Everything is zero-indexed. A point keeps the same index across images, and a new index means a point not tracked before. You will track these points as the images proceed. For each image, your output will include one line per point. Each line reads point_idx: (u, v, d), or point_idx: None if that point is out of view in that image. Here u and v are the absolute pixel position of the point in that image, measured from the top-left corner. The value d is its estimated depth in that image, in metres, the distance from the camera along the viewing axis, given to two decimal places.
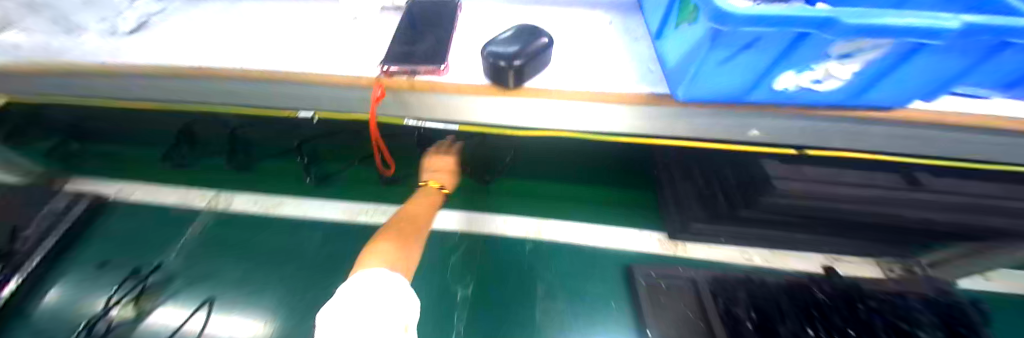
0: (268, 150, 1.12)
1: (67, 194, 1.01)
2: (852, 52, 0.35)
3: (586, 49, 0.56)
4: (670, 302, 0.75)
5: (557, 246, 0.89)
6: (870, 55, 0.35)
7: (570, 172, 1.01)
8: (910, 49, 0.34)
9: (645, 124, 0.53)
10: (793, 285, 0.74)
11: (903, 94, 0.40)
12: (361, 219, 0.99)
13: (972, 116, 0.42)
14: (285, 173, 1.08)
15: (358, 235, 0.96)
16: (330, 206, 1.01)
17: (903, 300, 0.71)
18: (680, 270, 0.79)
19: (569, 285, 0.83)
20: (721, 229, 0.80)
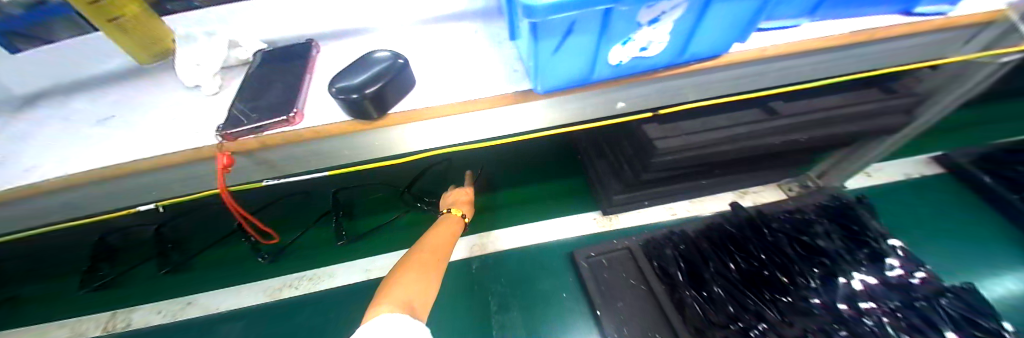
0: (201, 241, 1.00)
1: None
2: (656, 17, 0.38)
3: (452, 61, 0.55)
4: (612, 275, 0.77)
5: (502, 255, 0.90)
6: (673, 16, 0.38)
7: (502, 181, 1.02)
8: (702, 2, 0.37)
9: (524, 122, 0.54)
10: (708, 226, 0.78)
11: (720, 41, 0.43)
12: (287, 294, 0.90)
13: (787, 44, 0.46)
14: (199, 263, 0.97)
15: (289, 310, 0.88)
16: (249, 290, 0.91)
17: (802, 214, 0.76)
18: (615, 243, 0.82)
19: (522, 291, 0.83)
20: (639, 195, 0.84)
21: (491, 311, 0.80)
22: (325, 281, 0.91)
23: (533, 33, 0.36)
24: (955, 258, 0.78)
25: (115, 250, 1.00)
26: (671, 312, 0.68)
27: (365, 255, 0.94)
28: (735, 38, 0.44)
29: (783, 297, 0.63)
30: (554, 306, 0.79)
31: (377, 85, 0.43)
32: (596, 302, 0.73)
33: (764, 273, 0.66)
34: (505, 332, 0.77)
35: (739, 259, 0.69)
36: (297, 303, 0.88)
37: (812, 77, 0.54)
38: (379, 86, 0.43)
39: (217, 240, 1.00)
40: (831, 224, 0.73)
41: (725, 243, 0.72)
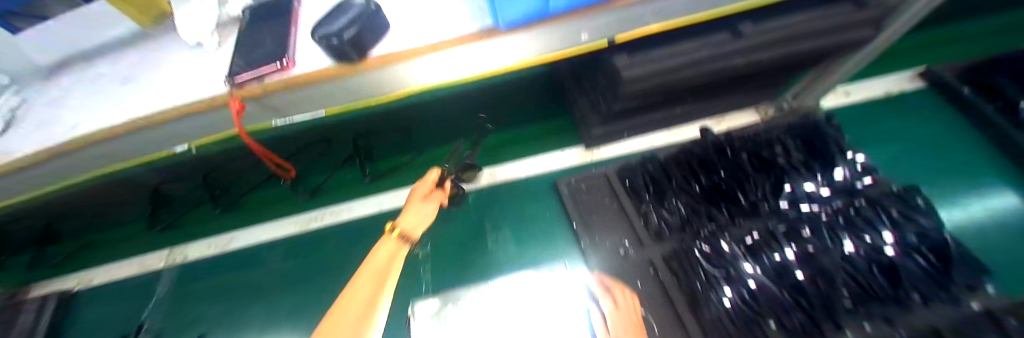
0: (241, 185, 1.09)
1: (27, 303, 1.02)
2: None
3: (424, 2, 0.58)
4: (591, 197, 0.89)
5: (495, 188, 1.01)
6: None
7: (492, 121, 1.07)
8: None
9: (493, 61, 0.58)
10: (678, 152, 0.84)
11: None
12: (315, 225, 1.05)
13: None
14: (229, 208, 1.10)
15: (317, 238, 1.03)
16: (281, 225, 1.07)
17: (767, 133, 0.80)
18: (594, 171, 0.93)
19: (511, 216, 0.95)
20: (616, 127, 0.89)
21: (488, 231, 0.94)
22: (344, 214, 1.04)
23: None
24: (918, 170, 0.82)
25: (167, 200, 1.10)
26: (637, 222, 0.80)
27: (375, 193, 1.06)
28: None
29: (733, 205, 0.73)
30: (540, 226, 0.92)
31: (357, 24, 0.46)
32: (574, 218, 0.87)
33: (722, 187, 0.75)
34: (500, 246, 0.91)
35: (701, 176, 0.77)
36: (322, 233, 1.03)
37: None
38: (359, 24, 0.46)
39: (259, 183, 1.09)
40: (794, 140, 0.78)
41: (690, 163, 0.80)
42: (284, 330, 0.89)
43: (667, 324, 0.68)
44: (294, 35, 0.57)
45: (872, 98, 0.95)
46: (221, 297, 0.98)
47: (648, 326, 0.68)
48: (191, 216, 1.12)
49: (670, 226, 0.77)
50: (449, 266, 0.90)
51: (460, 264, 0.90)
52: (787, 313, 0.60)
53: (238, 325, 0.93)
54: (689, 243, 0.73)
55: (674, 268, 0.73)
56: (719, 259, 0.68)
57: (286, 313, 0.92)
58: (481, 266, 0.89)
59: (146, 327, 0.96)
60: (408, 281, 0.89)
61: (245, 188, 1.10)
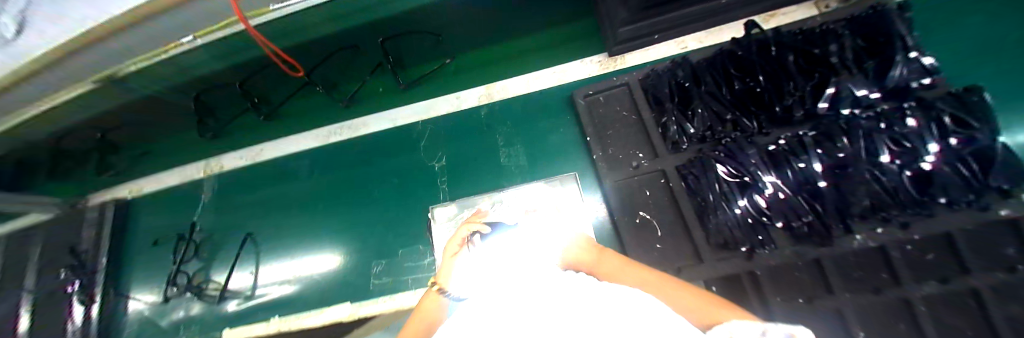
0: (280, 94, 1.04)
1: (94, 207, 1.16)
2: None
3: None
4: (607, 110, 0.83)
5: (508, 102, 0.97)
6: None
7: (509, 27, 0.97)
8: None
9: None
10: (716, 53, 0.75)
11: None
12: (334, 139, 1.08)
13: None
14: (253, 123, 1.12)
15: (335, 152, 1.06)
16: (302, 139, 1.10)
17: (824, 28, 0.70)
18: (614, 80, 0.84)
19: (523, 130, 0.93)
20: (646, 25, 0.80)
21: (500, 143, 0.93)
22: (362, 129, 1.06)
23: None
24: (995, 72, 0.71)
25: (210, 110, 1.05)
26: (655, 133, 0.75)
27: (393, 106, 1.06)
28: None
29: (764, 112, 0.68)
30: (554, 139, 0.90)
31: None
32: (588, 131, 0.82)
33: (757, 92, 0.68)
34: (514, 161, 0.90)
35: (735, 81, 0.70)
36: (340, 147, 1.06)
37: None
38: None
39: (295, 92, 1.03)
40: (853, 35, 0.68)
41: (725, 67, 0.72)
42: (315, 234, 0.98)
43: (672, 231, 0.70)
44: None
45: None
46: (257, 204, 1.07)
47: (653, 231, 0.71)
48: (233, 125, 1.12)
49: (689, 137, 0.72)
50: (462, 180, 0.92)
51: (473, 175, 0.92)
52: (794, 218, 0.62)
53: (276, 228, 1.02)
54: (708, 153, 0.70)
55: (686, 178, 0.71)
56: (739, 168, 0.65)
57: (316, 219, 1.00)
58: (493, 179, 0.90)
59: (198, 227, 1.09)
60: (424, 191, 0.93)
61: (284, 97, 1.05)
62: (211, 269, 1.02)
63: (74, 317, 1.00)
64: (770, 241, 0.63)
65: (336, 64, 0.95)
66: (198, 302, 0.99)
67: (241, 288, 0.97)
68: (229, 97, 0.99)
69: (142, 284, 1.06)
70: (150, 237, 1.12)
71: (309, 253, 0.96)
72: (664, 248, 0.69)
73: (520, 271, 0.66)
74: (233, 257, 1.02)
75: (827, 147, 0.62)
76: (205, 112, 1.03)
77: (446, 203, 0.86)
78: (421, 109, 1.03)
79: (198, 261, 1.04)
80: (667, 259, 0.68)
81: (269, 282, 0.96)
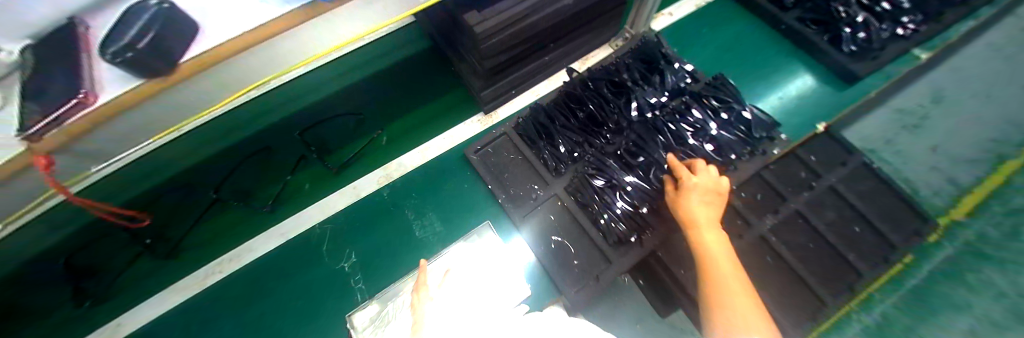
0: (185, 220, 0.93)
1: None
2: None
3: None
4: (496, 158, 0.94)
5: (408, 176, 1.00)
6: None
7: (392, 109, 1.06)
8: None
9: None
10: (557, 96, 0.92)
11: None
12: (209, 281, 0.89)
13: None
14: (142, 275, 0.89)
15: (215, 296, 0.88)
16: (163, 295, 0.87)
17: (619, 59, 0.93)
18: (494, 132, 0.96)
19: (432, 198, 0.97)
20: (500, 86, 0.96)
21: (412, 217, 0.95)
22: (244, 257, 0.91)
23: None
24: (737, 63, 1.06)
25: (94, 266, 0.87)
26: (540, 166, 0.88)
27: (275, 223, 0.95)
28: None
29: (606, 128, 0.85)
30: (457, 198, 0.96)
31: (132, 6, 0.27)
32: (488, 180, 0.92)
33: (596, 116, 0.86)
34: (429, 230, 0.93)
35: (578, 111, 0.87)
36: (221, 287, 0.88)
37: None
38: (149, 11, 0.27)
39: (199, 216, 0.94)
40: (639, 61, 0.91)
41: (568, 103, 0.89)
42: None
43: (583, 246, 0.80)
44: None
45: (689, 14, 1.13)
46: None
47: (568, 252, 0.79)
48: (120, 286, 0.87)
49: (565, 163, 0.86)
50: (384, 267, 0.90)
51: (396, 257, 0.91)
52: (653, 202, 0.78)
53: None
54: (581, 172, 0.84)
55: (575, 198, 0.83)
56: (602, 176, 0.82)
57: None
58: (413, 254, 0.91)
59: None
60: (343, 294, 0.88)
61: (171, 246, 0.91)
62: None
63: None
64: (648, 226, 0.77)
65: (252, 168, 0.99)
66: None
67: None
68: (115, 249, 0.90)
69: None
70: None
71: None
72: (581, 263, 0.78)
73: (468, 300, 0.70)
74: None
75: (653, 143, 0.82)
76: (85, 274, 0.86)
77: (365, 304, 0.81)
78: (315, 213, 0.95)
79: None
80: (588, 272, 0.77)
81: None
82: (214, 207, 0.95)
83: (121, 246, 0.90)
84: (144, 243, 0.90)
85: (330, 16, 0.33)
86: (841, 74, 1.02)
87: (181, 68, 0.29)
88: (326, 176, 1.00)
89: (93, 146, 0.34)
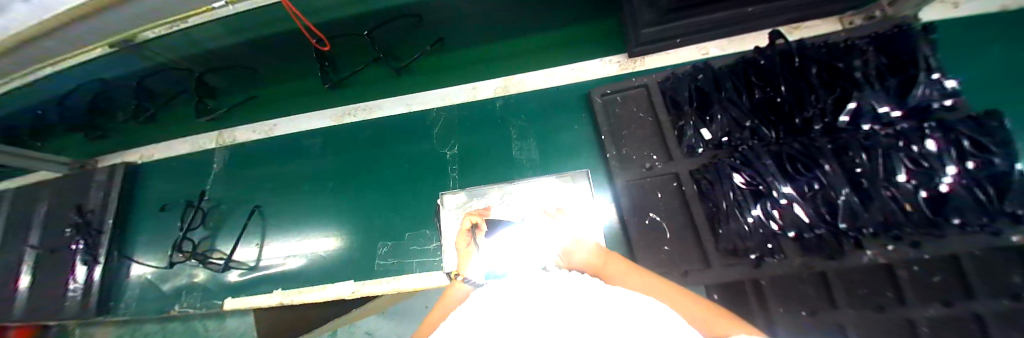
0: (412, 50, 0.97)
1: (104, 169, 1.15)
2: None
3: None
4: (625, 109, 0.83)
5: (523, 95, 0.96)
6: None
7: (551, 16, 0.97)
8: None
9: None
10: (737, 64, 0.76)
11: None
12: (347, 121, 1.07)
13: None
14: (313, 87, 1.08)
15: (349, 133, 1.06)
16: (320, 115, 1.10)
17: (849, 44, 0.72)
18: (633, 81, 0.84)
19: (540, 121, 0.92)
20: (671, 31, 0.81)
21: (514, 136, 0.92)
22: (376, 111, 1.06)
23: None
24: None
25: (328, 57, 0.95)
26: (672, 134, 0.76)
27: (408, 91, 1.05)
28: None
29: (782, 123, 0.68)
30: (565, 135, 0.89)
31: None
32: (602, 130, 0.83)
33: (777, 101, 0.69)
34: (524, 154, 0.89)
35: (756, 90, 0.71)
36: (353, 128, 1.06)
37: None
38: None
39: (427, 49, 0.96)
40: (878, 54, 0.69)
41: (747, 75, 0.73)
42: (329, 216, 0.97)
43: (681, 234, 0.70)
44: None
45: (977, 15, 0.81)
46: (265, 178, 1.08)
47: (661, 233, 0.71)
48: (348, 78, 1.03)
49: (706, 142, 0.72)
50: (469, 169, 0.91)
51: (483, 166, 0.90)
52: (806, 229, 0.62)
53: (284, 205, 1.03)
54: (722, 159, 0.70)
55: (700, 182, 0.71)
56: (752, 174, 0.66)
57: (326, 199, 1.00)
58: (504, 171, 0.89)
59: (207, 195, 1.10)
60: (437, 180, 0.92)
61: (403, 62, 0.99)
62: (218, 240, 1.03)
63: (77, 276, 1.04)
64: (781, 250, 0.63)
65: (501, 24, 0.89)
66: (202, 270, 1.01)
67: (244, 260, 0.99)
68: (360, 47, 0.93)
69: (157, 250, 1.07)
70: (159, 201, 1.13)
71: (329, 236, 0.95)
72: (673, 250, 0.69)
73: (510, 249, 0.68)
74: (241, 226, 1.03)
75: (840, 160, 0.63)
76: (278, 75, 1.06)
77: (456, 190, 0.87)
78: (443, 96, 1.02)
79: (205, 229, 1.05)
80: (676, 262, 0.68)
81: (280, 253, 0.97)
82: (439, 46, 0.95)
83: (355, 49, 0.94)
84: (381, 55, 0.95)
85: None
86: None
87: None
88: (535, 52, 0.97)
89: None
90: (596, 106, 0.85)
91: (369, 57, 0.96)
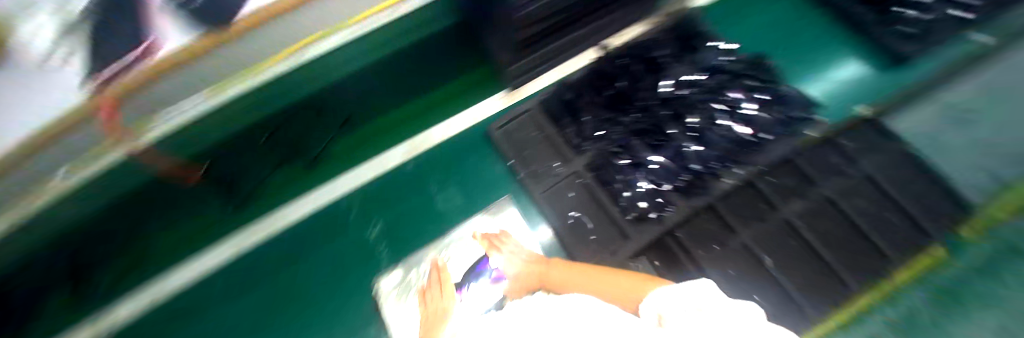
0: (318, 140, 0.86)
1: None
2: None
3: None
4: (520, 134, 0.90)
5: (430, 153, 0.95)
6: None
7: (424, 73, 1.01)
8: None
9: None
10: (592, 73, 0.87)
11: None
12: (241, 251, 0.88)
13: None
14: None
15: (250, 266, 0.88)
16: (205, 260, 0.86)
17: (659, 35, 0.88)
18: (518, 109, 0.92)
19: (454, 170, 0.94)
20: (530, 61, 0.89)
21: (434, 192, 0.93)
22: (276, 226, 0.90)
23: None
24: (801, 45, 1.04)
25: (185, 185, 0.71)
26: (562, 142, 0.87)
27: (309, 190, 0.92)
28: None
29: (633, 107, 0.83)
30: (480, 174, 0.93)
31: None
32: (510, 155, 0.90)
33: (623, 92, 0.84)
34: (449, 203, 0.92)
35: (605, 88, 0.86)
36: (255, 256, 0.89)
37: None
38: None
39: (337, 131, 0.88)
40: (674, 38, 0.87)
41: (597, 79, 0.86)
42: None
43: (600, 221, 0.79)
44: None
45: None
46: None
47: (585, 228, 0.79)
48: (252, 196, 0.87)
49: (588, 140, 0.84)
50: (402, 239, 0.90)
51: (414, 230, 0.90)
52: (675, 180, 0.77)
53: None
54: (603, 149, 0.83)
55: (596, 174, 0.82)
56: (626, 152, 0.81)
57: None
58: (434, 227, 0.90)
59: None
60: (372, 265, 0.88)
61: (308, 159, 0.88)
62: None
63: None
64: (669, 203, 0.76)
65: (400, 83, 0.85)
66: None
67: None
68: (253, 159, 0.80)
69: None
70: None
71: None
72: (599, 239, 0.78)
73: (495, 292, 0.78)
74: None
75: (680, 122, 0.79)
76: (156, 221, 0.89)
77: (390, 269, 0.87)
78: (345, 184, 0.93)
79: None
80: (605, 247, 0.77)
81: None
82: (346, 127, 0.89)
83: (242, 164, 0.79)
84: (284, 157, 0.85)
85: None
86: (887, 57, 0.99)
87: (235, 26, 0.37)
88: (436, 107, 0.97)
89: (194, 73, 0.41)
90: (495, 136, 0.92)
91: (271, 161, 0.82)
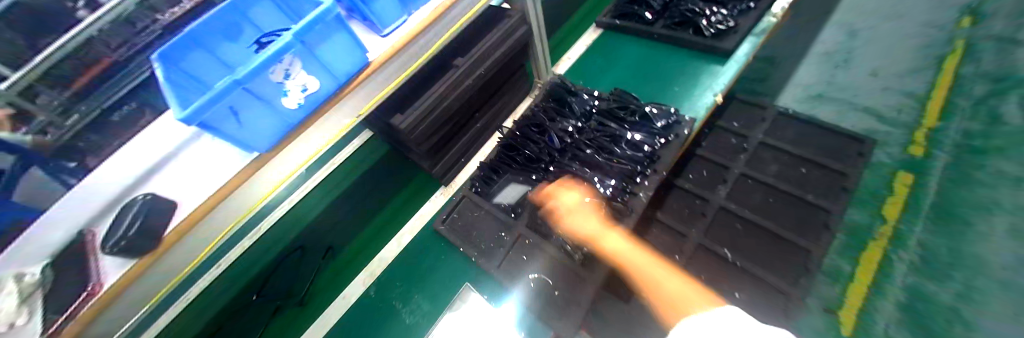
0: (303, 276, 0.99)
1: None
2: (286, 72, 0.50)
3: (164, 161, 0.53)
4: (461, 220, 0.99)
5: (390, 268, 1.00)
6: (297, 68, 0.51)
7: None
8: (300, 42, 0.49)
9: (285, 172, 0.57)
10: (497, 149, 1.03)
11: (349, 60, 0.56)
12: None
13: (406, 35, 0.63)
14: None
15: None
16: None
17: (541, 103, 1.07)
18: (454, 199, 1.03)
19: (417, 277, 0.98)
20: (450, 159, 1.03)
21: (401, 307, 0.94)
22: None
23: (207, 129, 0.44)
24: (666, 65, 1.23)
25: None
26: (500, 215, 0.94)
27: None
28: (358, 53, 0.56)
29: (542, 164, 0.95)
30: (439, 269, 0.98)
31: (119, 95, 0.64)
32: (459, 244, 0.95)
33: (530, 155, 0.97)
34: (416, 313, 0.92)
35: (515, 157, 0.99)
36: None
37: (449, 26, 0.72)
38: (136, 102, 0.65)
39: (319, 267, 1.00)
40: (552, 99, 1.07)
41: (505, 151, 1.01)
42: None
43: (560, 275, 0.84)
44: (20, 190, 0.59)
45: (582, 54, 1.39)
46: None
47: (549, 287, 0.83)
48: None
49: (518, 205, 0.93)
50: None
51: None
52: (598, 210, 0.84)
53: None
54: (534, 206, 0.91)
55: (537, 231, 0.89)
56: (554, 203, 0.89)
57: None
58: None
59: None
60: None
61: (302, 299, 0.97)
62: None
63: None
64: (605, 234, 0.81)
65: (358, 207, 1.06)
66: None
67: None
68: (256, 311, 0.95)
69: None
70: None
71: None
72: (564, 293, 0.81)
73: None
74: None
75: (584, 161, 0.91)
76: None
77: None
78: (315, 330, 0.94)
79: None
80: (571, 301, 0.80)
81: None
82: (326, 258, 1.02)
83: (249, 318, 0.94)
84: (276, 301, 0.95)
85: (278, 155, 0.54)
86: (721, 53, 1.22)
87: (167, 238, 0.45)
88: (385, 223, 1.07)
89: (155, 276, 0.47)
90: (445, 229, 0.98)
91: (268, 308, 0.95)
